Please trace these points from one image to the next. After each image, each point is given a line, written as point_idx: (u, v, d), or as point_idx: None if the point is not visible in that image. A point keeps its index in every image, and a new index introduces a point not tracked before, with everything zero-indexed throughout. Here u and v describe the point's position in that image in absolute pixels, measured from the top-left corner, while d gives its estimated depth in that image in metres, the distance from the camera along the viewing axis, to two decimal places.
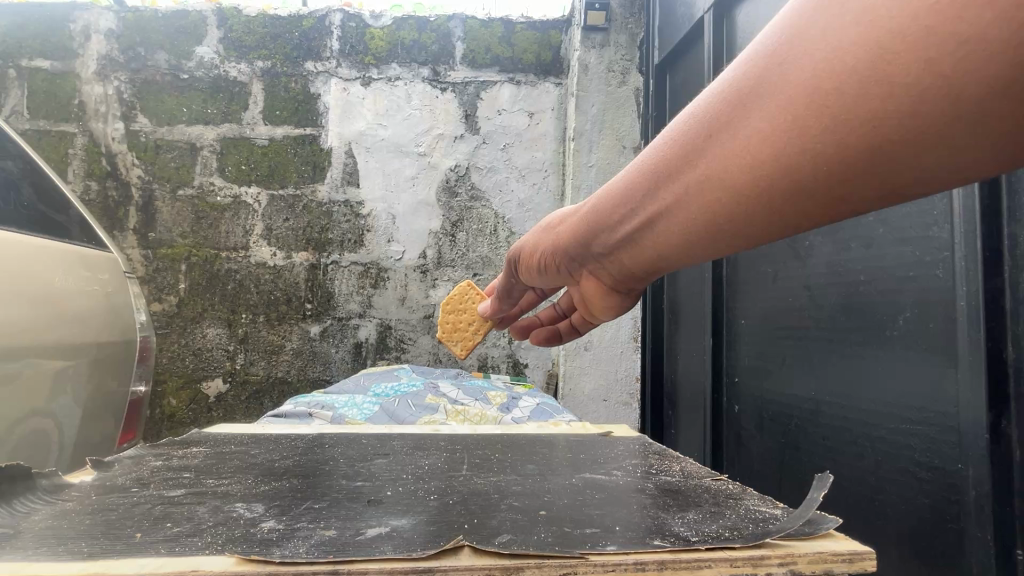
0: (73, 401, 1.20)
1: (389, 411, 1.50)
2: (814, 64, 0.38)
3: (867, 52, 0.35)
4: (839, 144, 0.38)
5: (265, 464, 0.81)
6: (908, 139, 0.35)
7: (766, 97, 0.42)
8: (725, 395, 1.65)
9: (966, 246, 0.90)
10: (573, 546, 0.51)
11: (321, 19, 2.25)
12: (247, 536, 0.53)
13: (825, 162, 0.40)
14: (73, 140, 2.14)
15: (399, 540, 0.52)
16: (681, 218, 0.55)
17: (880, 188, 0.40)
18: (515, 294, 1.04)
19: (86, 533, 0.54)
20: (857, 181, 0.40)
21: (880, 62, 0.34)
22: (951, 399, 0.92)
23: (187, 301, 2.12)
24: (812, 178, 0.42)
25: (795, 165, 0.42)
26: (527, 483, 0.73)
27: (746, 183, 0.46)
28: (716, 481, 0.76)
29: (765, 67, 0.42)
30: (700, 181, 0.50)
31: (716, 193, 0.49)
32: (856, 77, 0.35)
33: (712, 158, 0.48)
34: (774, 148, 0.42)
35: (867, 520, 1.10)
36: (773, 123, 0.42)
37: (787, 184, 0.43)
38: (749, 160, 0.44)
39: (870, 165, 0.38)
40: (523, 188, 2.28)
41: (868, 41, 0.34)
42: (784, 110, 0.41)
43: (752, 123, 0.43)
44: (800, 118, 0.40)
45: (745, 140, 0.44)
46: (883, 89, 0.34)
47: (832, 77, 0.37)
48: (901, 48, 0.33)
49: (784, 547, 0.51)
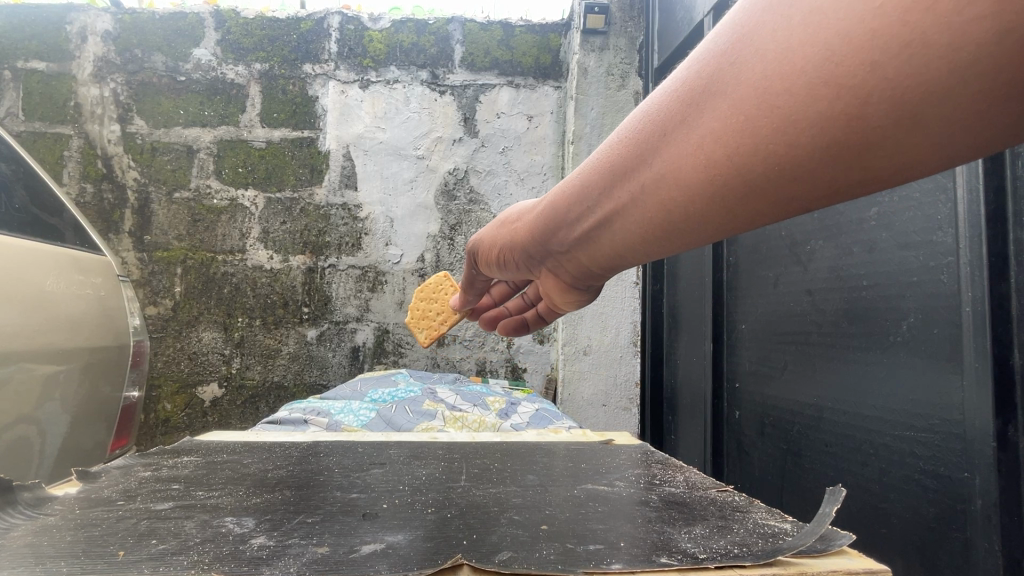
0: (62, 408, 1.18)
1: (387, 417, 1.47)
2: (760, 65, 0.36)
3: (818, 51, 0.33)
4: (790, 144, 0.36)
5: (259, 474, 0.79)
6: (860, 140, 0.33)
7: (715, 97, 0.39)
8: (726, 401, 1.63)
9: (970, 250, 0.88)
10: (576, 564, 0.49)
11: (320, 21, 2.23)
12: (236, 554, 0.51)
13: (779, 163, 0.37)
14: (69, 142, 2.11)
15: (395, 558, 0.50)
16: (634, 219, 0.50)
17: (833, 186, 0.37)
18: (480, 283, 0.99)
19: (67, 551, 0.51)
20: (811, 181, 0.37)
21: (830, 63, 0.32)
22: (957, 406, 0.91)
23: (182, 305, 2.10)
24: (766, 180, 0.39)
25: (748, 166, 0.39)
26: (528, 495, 0.71)
27: (698, 184, 0.42)
28: (721, 492, 0.74)
29: (714, 68, 0.39)
30: (650, 182, 0.46)
31: (669, 194, 0.45)
32: (808, 78, 0.33)
33: (664, 159, 0.44)
34: (724, 152, 0.39)
35: (871, 529, 1.08)
36: (724, 123, 0.39)
37: (738, 182, 0.40)
38: (700, 163, 0.41)
39: (823, 166, 0.36)
40: (522, 192, 2.26)
41: (816, 40, 0.33)
42: (735, 109, 0.38)
43: (703, 123, 0.40)
44: (751, 118, 0.37)
45: (697, 142, 0.41)
46: (832, 88, 0.32)
47: (785, 77, 0.34)
48: (850, 49, 0.31)
49: (796, 565, 0.48)
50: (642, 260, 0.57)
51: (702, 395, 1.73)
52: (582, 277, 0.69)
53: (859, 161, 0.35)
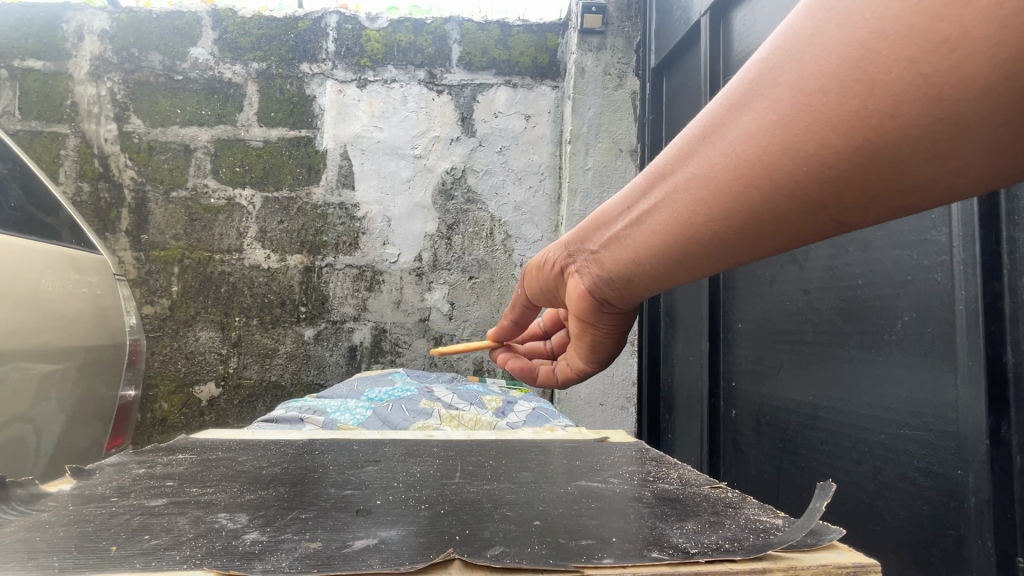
0: (57, 406, 1.17)
1: (383, 416, 1.47)
2: (801, 68, 0.41)
3: (852, 54, 0.38)
4: (822, 140, 0.40)
5: (253, 472, 0.79)
6: (888, 134, 0.37)
7: (759, 99, 0.45)
8: (723, 399, 1.63)
9: (963, 249, 0.89)
10: (568, 559, 0.49)
11: (317, 21, 2.23)
12: (229, 549, 0.51)
13: (811, 157, 0.42)
14: (65, 140, 2.11)
15: (387, 553, 0.50)
16: (676, 215, 0.55)
17: (861, 184, 0.41)
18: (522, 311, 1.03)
19: (59, 547, 0.51)
20: (839, 178, 0.41)
21: (864, 63, 0.37)
22: (950, 404, 0.91)
23: (179, 305, 2.10)
24: (798, 174, 0.43)
25: (783, 160, 0.44)
26: (522, 491, 0.71)
27: (736, 178, 0.47)
28: (714, 488, 0.74)
29: (760, 74, 0.45)
30: (692, 178, 0.52)
31: (709, 189, 0.50)
32: (843, 78, 0.38)
33: (707, 157, 0.50)
34: (764, 147, 0.44)
35: (866, 527, 1.08)
36: (764, 120, 0.44)
37: (772, 175, 0.45)
38: (742, 158, 0.46)
39: (855, 162, 0.40)
40: (519, 191, 2.27)
41: (853, 44, 0.37)
42: (775, 107, 0.43)
43: (746, 122, 0.46)
44: (786, 116, 0.42)
45: (739, 139, 0.46)
46: (864, 86, 0.37)
47: (821, 77, 0.40)
48: (883, 50, 0.36)
49: (787, 560, 0.49)
50: (674, 267, 0.61)
51: (699, 394, 1.74)
52: (615, 286, 0.73)
53: (888, 159, 0.38)
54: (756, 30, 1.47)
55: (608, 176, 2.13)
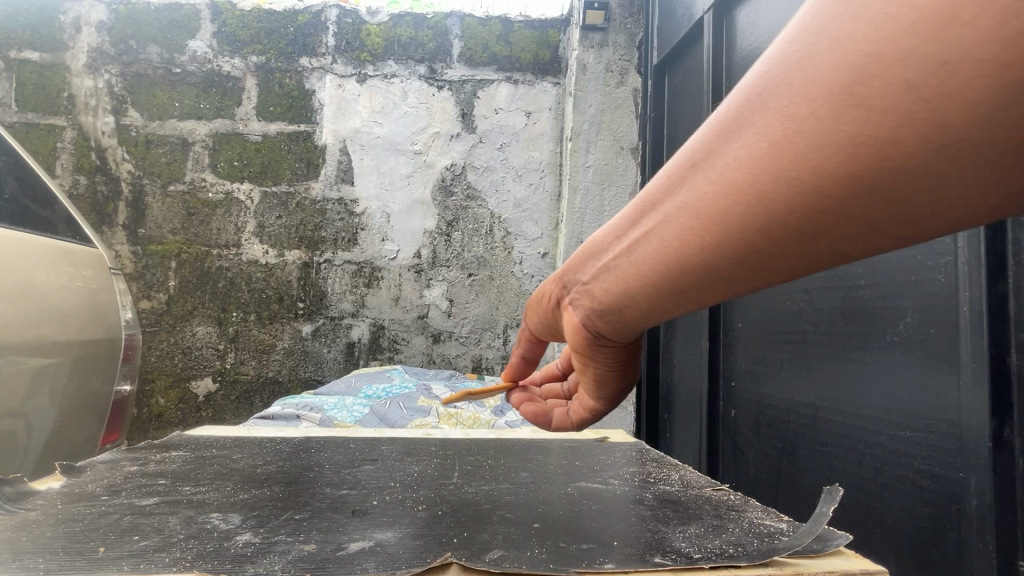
0: (50, 402, 1.16)
1: (380, 414, 1.47)
2: (785, 95, 0.34)
3: (845, 76, 0.31)
4: (817, 169, 0.33)
5: (248, 469, 0.78)
6: (891, 165, 0.30)
7: (739, 131, 0.37)
8: (722, 399, 1.62)
9: (969, 250, 0.87)
10: (569, 564, 0.48)
11: (317, 15, 2.21)
12: (220, 551, 0.50)
13: (803, 191, 0.34)
14: (62, 133, 2.08)
15: (383, 556, 0.49)
16: (652, 260, 0.47)
17: (864, 220, 0.33)
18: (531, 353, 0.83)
19: (46, 547, 0.50)
20: (838, 213, 0.34)
21: (858, 86, 0.30)
22: (952, 406, 0.90)
23: (176, 300, 2.08)
24: (792, 212, 0.35)
25: (774, 194, 0.35)
26: (521, 492, 0.70)
27: (719, 214, 0.39)
28: (716, 491, 0.73)
29: (742, 99, 0.37)
30: (673, 212, 0.43)
31: (687, 231, 0.42)
32: (837, 103, 0.31)
33: (685, 196, 0.42)
34: (748, 183, 0.37)
35: (867, 528, 1.07)
36: (749, 154, 0.36)
37: (759, 212, 0.37)
38: (723, 197, 0.38)
39: (854, 197, 0.32)
40: (520, 188, 2.25)
41: (844, 65, 0.31)
42: (762, 134, 0.35)
43: (727, 156, 0.38)
44: (776, 143, 0.34)
45: (720, 175, 0.38)
46: (860, 112, 0.30)
47: (811, 98, 0.32)
48: (878, 70, 0.29)
49: (793, 565, 0.48)
50: (656, 314, 0.53)
51: (698, 394, 1.73)
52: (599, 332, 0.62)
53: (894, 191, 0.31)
54: (757, 29, 1.47)
55: (609, 174, 2.12)
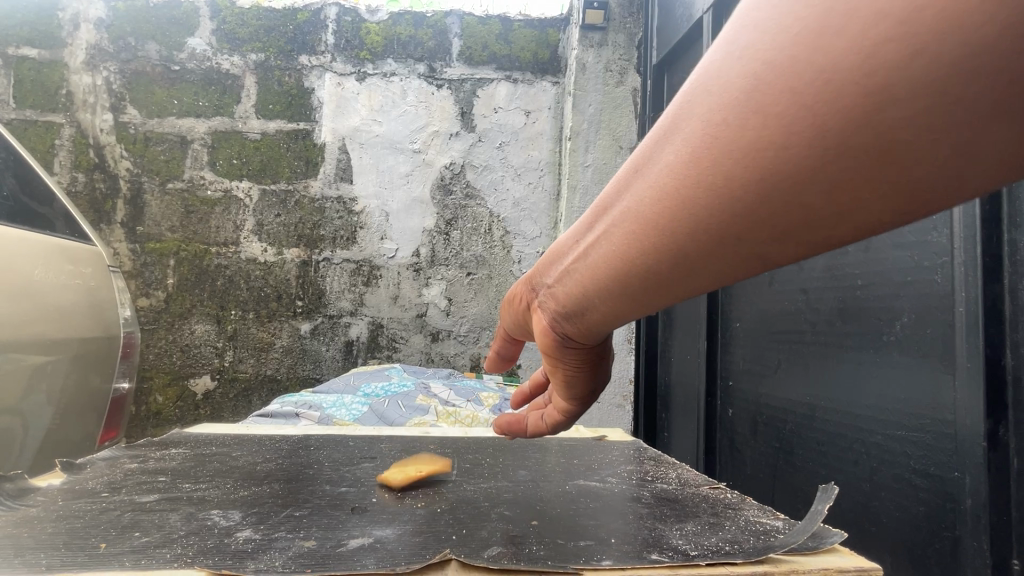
0: (48, 399, 1.16)
1: (379, 412, 1.47)
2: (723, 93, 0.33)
3: (782, 66, 0.30)
4: (766, 167, 0.32)
5: (248, 467, 0.78)
6: (835, 151, 0.29)
7: (683, 128, 0.36)
8: (719, 398, 1.63)
9: (965, 250, 0.88)
10: (568, 561, 0.48)
11: (316, 13, 2.21)
12: (220, 547, 0.50)
13: (752, 192, 0.33)
14: (60, 130, 2.08)
15: (383, 553, 0.49)
16: (611, 260, 0.46)
17: (817, 212, 0.32)
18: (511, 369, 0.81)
19: (47, 543, 0.50)
20: (768, 215, 0.33)
21: (796, 79, 0.29)
22: (947, 405, 0.91)
23: (174, 297, 2.08)
24: (745, 209, 0.34)
25: (702, 198, 0.35)
26: (519, 490, 0.71)
27: (656, 219, 0.39)
28: (713, 489, 0.74)
29: (684, 98, 0.36)
30: (625, 213, 0.42)
31: (643, 233, 0.41)
32: (778, 96, 0.30)
33: (639, 195, 0.41)
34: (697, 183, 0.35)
35: (862, 527, 1.08)
36: (691, 153, 0.35)
37: (695, 216, 0.36)
38: (672, 197, 0.37)
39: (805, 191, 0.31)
40: (519, 187, 2.25)
41: (781, 57, 0.30)
42: (703, 131, 0.35)
43: (668, 155, 0.37)
44: (701, 149, 0.35)
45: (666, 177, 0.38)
46: (800, 106, 0.29)
47: (731, 103, 0.32)
48: (812, 64, 0.28)
49: (789, 562, 0.48)
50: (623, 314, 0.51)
51: (696, 393, 1.73)
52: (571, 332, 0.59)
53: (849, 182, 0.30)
54: None
55: (608, 174, 2.13)
